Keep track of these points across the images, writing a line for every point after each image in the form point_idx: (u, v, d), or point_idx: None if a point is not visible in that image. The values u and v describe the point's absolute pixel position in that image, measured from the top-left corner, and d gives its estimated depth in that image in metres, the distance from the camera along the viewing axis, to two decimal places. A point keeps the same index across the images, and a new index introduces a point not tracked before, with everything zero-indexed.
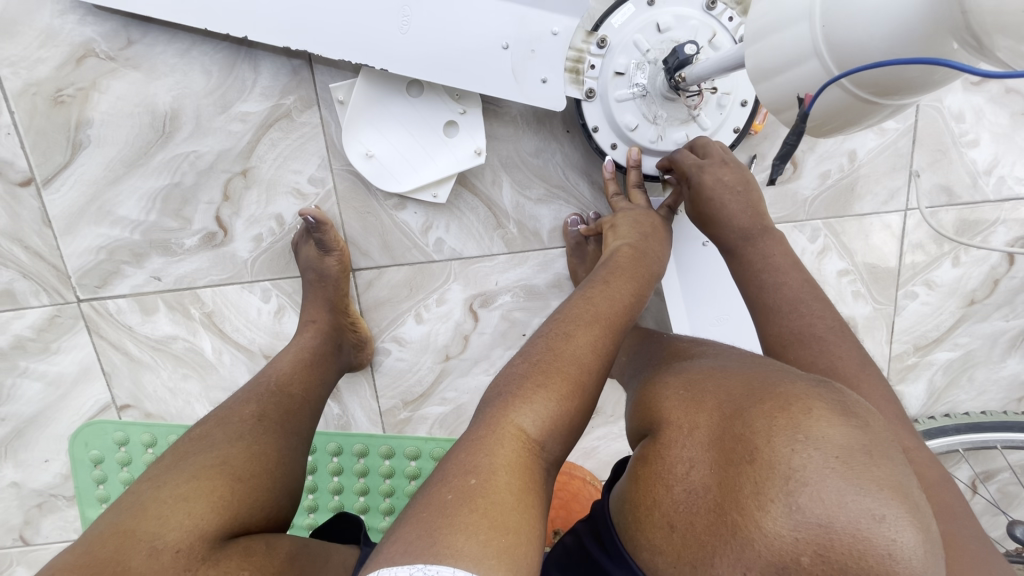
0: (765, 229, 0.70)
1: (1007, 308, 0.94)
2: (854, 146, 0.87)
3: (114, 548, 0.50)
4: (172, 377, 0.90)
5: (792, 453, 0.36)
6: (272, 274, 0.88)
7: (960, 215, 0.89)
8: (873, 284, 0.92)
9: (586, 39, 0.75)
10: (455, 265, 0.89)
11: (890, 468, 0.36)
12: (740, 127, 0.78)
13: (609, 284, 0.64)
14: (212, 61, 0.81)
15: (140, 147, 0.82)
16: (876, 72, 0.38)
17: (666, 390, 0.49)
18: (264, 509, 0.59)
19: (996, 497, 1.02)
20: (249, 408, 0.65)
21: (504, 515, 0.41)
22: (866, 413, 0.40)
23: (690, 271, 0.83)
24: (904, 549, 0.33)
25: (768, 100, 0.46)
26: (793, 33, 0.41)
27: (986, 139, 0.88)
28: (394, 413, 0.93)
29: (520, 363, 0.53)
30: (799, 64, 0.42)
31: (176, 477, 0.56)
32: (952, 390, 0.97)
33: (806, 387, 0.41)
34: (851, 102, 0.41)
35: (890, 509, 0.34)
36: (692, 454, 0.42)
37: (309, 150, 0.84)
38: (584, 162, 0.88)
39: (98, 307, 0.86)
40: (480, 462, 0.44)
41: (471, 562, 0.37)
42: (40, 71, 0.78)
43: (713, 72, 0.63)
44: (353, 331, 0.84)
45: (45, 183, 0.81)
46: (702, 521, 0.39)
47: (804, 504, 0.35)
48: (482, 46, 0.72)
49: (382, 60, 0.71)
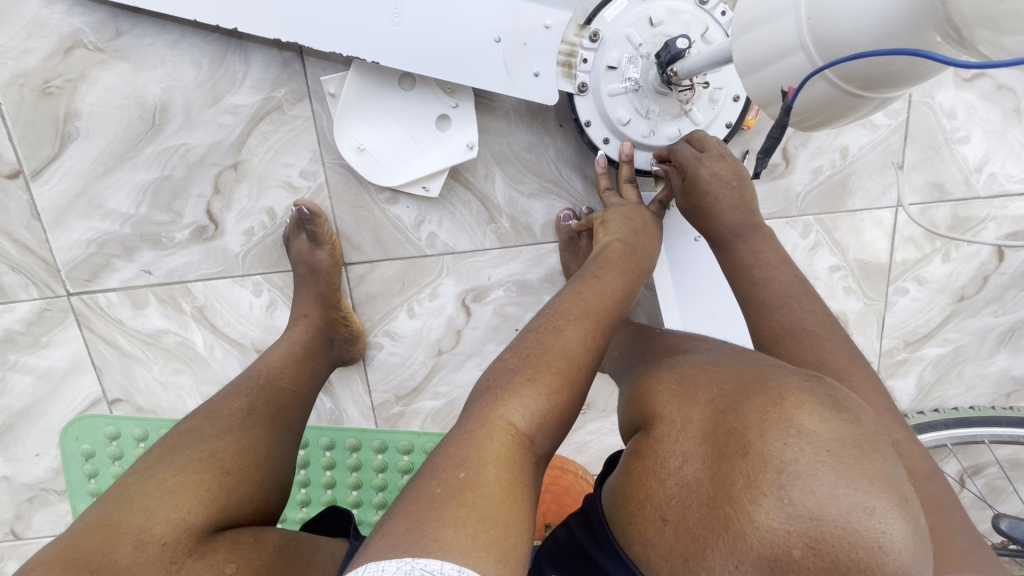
0: (755, 225, 0.70)
1: (996, 305, 0.94)
2: (846, 142, 0.87)
3: (99, 541, 0.50)
4: (163, 372, 0.90)
5: (784, 446, 0.37)
6: (264, 268, 0.88)
7: (951, 212, 0.90)
8: (865, 280, 0.92)
9: (579, 32, 0.74)
10: (447, 260, 0.89)
11: (880, 461, 0.37)
12: (732, 122, 0.78)
13: (599, 279, 0.64)
14: (202, 53, 0.80)
15: (130, 140, 0.81)
16: (859, 64, 0.38)
17: (659, 384, 0.49)
18: (254, 502, 0.59)
19: (984, 491, 1.03)
20: (238, 402, 0.65)
21: (493, 508, 0.41)
22: (857, 407, 0.40)
23: (681, 267, 0.83)
24: (893, 542, 0.34)
25: (755, 94, 0.46)
26: (776, 26, 0.41)
27: (978, 136, 0.88)
28: (386, 407, 0.93)
29: (509, 357, 0.53)
30: (784, 57, 0.42)
31: (163, 470, 0.56)
32: (941, 386, 0.98)
33: (798, 381, 0.41)
34: (836, 95, 0.41)
35: (881, 502, 0.34)
36: (685, 448, 0.42)
37: (301, 143, 0.84)
38: (577, 157, 0.88)
39: (88, 301, 0.86)
40: (470, 456, 0.44)
41: (460, 555, 0.37)
42: (27, 62, 0.77)
43: (704, 67, 0.63)
44: (344, 324, 0.84)
45: (34, 176, 0.81)
46: (695, 514, 0.39)
47: (796, 497, 0.35)
48: (474, 40, 0.72)
49: (371, 51, 0.71)
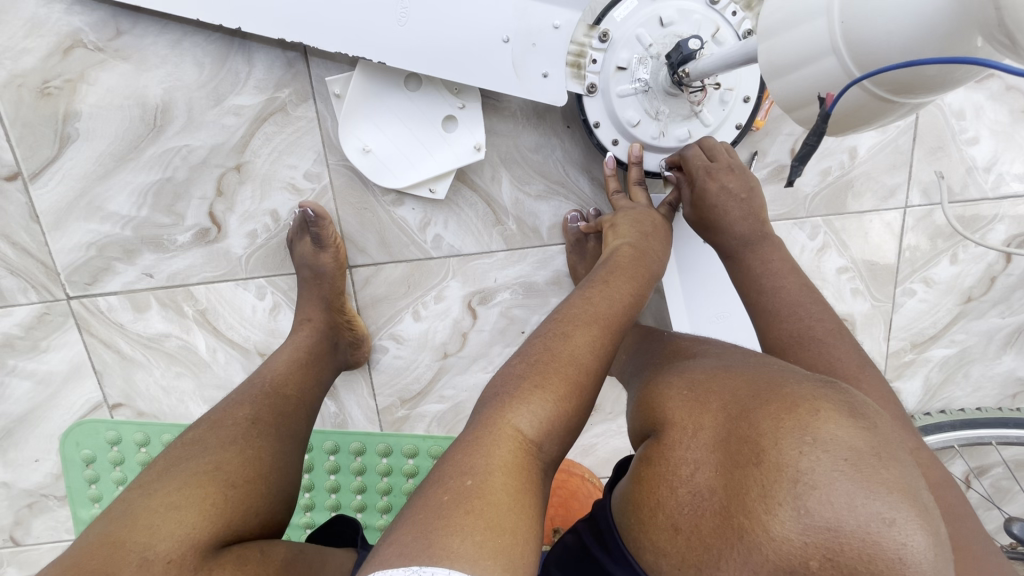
0: (764, 235, 0.70)
1: (1004, 305, 0.94)
2: (854, 143, 0.87)
3: (103, 559, 0.49)
4: (165, 376, 0.89)
5: (800, 455, 0.36)
6: (268, 271, 0.86)
7: (959, 212, 0.90)
8: (872, 281, 0.92)
9: (587, 33, 0.73)
10: (453, 262, 0.88)
11: (898, 469, 0.36)
12: (742, 123, 0.77)
13: (608, 284, 0.63)
14: (204, 54, 0.79)
15: (131, 141, 0.80)
16: (898, 71, 0.37)
17: (669, 390, 0.48)
18: (260, 514, 0.58)
19: (989, 491, 1.03)
20: (242, 411, 0.64)
21: (500, 516, 0.40)
22: (873, 414, 0.39)
23: (688, 271, 0.83)
24: (913, 553, 0.33)
25: (782, 98, 0.45)
26: (808, 29, 0.41)
27: (986, 136, 0.87)
28: (392, 411, 0.93)
29: (517, 363, 0.52)
30: (815, 61, 0.41)
31: (167, 484, 0.55)
32: (948, 387, 0.97)
33: (812, 387, 0.41)
34: (869, 101, 0.40)
35: (900, 512, 0.34)
36: (696, 456, 0.41)
37: (304, 145, 0.83)
38: (584, 158, 0.87)
39: (88, 305, 0.85)
40: (477, 463, 0.43)
41: (468, 564, 0.37)
42: (25, 62, 0.76)
43: (716, 68, 0.62)
44: (349, 328, 0.83)
45: (33, 177, 0.79)
46: (708, 524, 0.39)
47: (813, 508, 0.34)
48: (482, 40, 0.71)
49: (378, 52, 0.70)
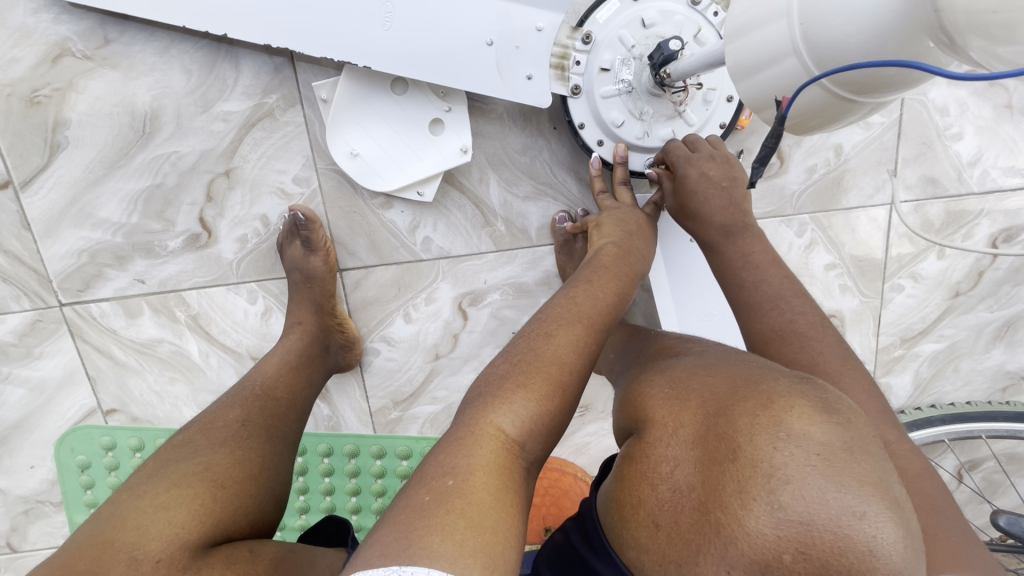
0: (746, 225, 0.70)
1: (991, 300, 0.95)
2: (840, 140, 0.87)
3: (92, 559, 0.49)
4: (159, 381, 0.89)
5: (774, 451, 0.36)
6: (259, 275, 0.87)
7: (946, 207, 0.90)
8: (861, 278, 0.92)
9: (571, 35, 0.74)
10: (443, 264, 0.89)
11: (870, 464, 0.36)
12: (726, 123, 0.78)
13: (592, 283, 0.63)
14: (192, 61, 0.79)
15: (120, 148, 0.81)
16: (853, 72, 0.38)
17: (651, 389, 0.49)
18: (249, 514, 0.59)
19: (981, 485, 1.03)
20: (232, 413, 0.65)
21: (481, 514, 0.41)
22: (848, 410, 0.40)
23: (675, 268, 0.83)
24: (884, 545, 0.33)
25: (749, 99, 0.46)
26: (771, 30, 0.41)
27: (971, 132, 0.88)
28: (384, 413, 0.93)
29: (500, 363, 0.53)
30: (777, 62, 0.42)
31: (155, 485, 0.55)
32: (938, 381, 0.98)
33: (789, 384, 0.41)
34: (830, 100, 0.41)
35: (871, 505, 0.34)
36: (676, 453, 0.41)
37: (294, 150, 0.83)
38: (572, 159, 0.87)
39: (81, 311, 0.85)
40: (459, 463, 0.44)
41: (448, 563, 0.37)
42: (14, 71, 0.76)
43: (698, 68, 0.62)
44: (340, 331, 0.83)
45: (23, 187, 0.80)
46: (687, 520, 0.39)
47: (786, 502, 0.35)
48: (466, 43, 0.72)
49: (363, 56, 0.70)
